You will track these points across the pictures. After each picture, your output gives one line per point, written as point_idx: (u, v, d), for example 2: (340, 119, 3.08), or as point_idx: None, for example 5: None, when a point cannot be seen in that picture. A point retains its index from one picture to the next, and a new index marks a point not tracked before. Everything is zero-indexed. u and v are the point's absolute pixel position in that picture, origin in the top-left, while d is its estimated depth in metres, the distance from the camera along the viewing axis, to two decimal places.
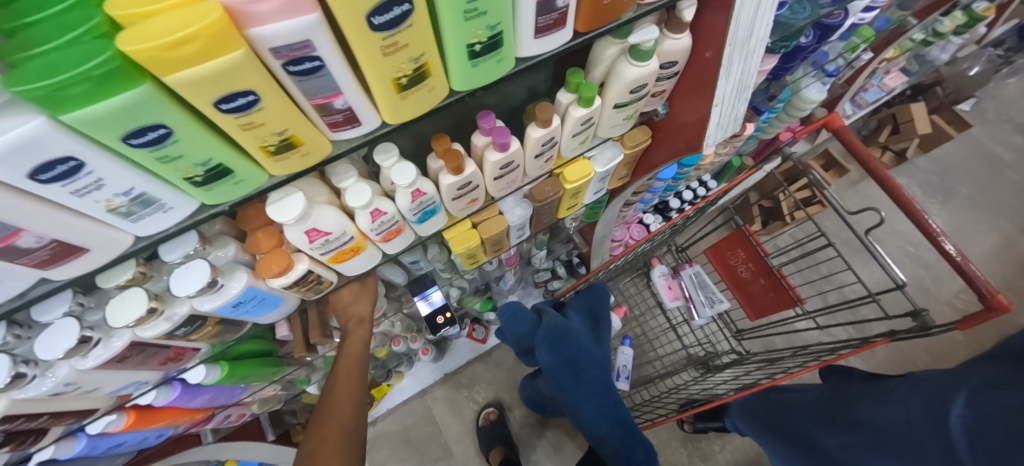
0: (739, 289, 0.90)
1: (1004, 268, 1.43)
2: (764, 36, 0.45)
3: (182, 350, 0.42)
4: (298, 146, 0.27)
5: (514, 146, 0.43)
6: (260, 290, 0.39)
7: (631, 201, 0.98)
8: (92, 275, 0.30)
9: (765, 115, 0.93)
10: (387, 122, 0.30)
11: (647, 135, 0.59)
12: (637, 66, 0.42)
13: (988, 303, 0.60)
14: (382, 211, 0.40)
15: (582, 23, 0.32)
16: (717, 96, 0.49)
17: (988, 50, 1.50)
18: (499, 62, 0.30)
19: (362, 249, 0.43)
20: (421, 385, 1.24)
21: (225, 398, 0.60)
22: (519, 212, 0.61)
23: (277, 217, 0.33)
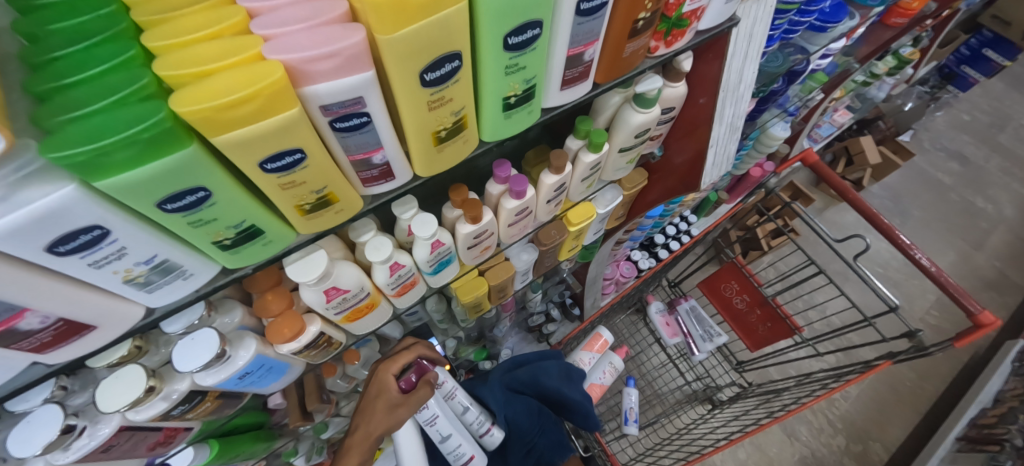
0: (736, 321, 0.91)
1: (963, 283, 1.53)
2: (750, 82, 0.50)
3: (173, 431, 0.38)
4: (333, 203, 0.26)
5: (530, 193, 0.43)
6: (268, 358, 0.36)
7: (622, 239, 1.01)
8: (87, 356, 0.27)
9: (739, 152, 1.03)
10: (419, 176, 0.30)
11: (644, 177, 0.62)
12: (641, 112, 0.44)
13: (972, 319, 0.63)
14: (401, 265, 0.38)
15: (601, 74, 0.34)
16: (712, 137, 0.52)
17: (915, 88, 1.78)
18: (529, 112, 0.31)
19: (375, 305, 0.41)
20: None
21: None
22: (525, 257, 0.61)
23: (297, 277, 0.31)
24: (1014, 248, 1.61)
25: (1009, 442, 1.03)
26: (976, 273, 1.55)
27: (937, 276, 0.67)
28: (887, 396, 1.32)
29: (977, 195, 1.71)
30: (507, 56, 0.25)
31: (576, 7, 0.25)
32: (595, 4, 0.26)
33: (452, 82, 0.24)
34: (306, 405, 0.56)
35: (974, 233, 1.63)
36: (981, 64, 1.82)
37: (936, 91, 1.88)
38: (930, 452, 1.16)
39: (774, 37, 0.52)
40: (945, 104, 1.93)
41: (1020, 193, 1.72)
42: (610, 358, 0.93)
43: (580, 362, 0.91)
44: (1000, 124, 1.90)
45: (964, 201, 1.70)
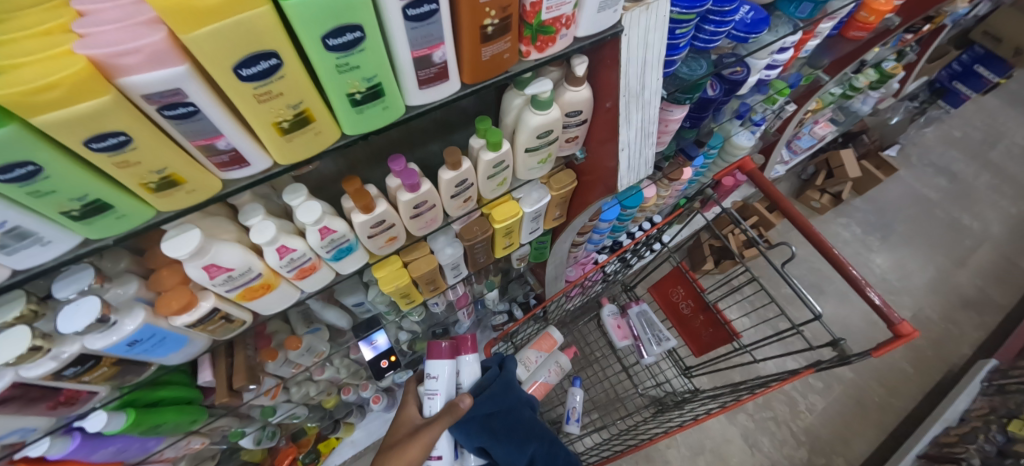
0: (682, 325, 0.92)
1: (942, 300, 1.51)
2: (657, 88, 0.52)
3: (76, 393, 0.41)
4: (181, 183, 0.29)
5: (426, 187, 0.46)
6: (160, 328, 0.39)
7: (579, 241, 1.03)
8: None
9: (700, 160, 1.06)
10: (278, 163, 0.32)
11: (571, 178, 0.65)
12: (538, 114, 0.47)
13: (893, 330, 0.63)
14: (290, 248, 0.41)
15: (469, 75, 0.36)
16: (622, 141, 0.55)
17: (903, 103, 1.77)
18: (385, 109, 0.33)
19: (273, 286, 0.44)
20: (373, 438, 1.17)
21: (137, 450, 0.57)
22: (450, 251, 0.62)
23: (171, 252, 0.34)
24: (998, 266, 1.59)
25: (966, 461, 1.02)
26: (956, 290, 1.53)
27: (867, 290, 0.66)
28: (855, 410, 1.31)
29: (964, 212, 1.69)
30: (334, 56, 0.27)
31: (403, 13, 0.28)
32: (423, 10, 0.28)
33: (277, 78, 0.26)
34: (233, 383, 0.60)
35: (957, 250, 1.61)
36: (973, 81, 1.77)
37: (925, 106, 1.87)
38: None
39: (682, 46, 0.53)
40: (935, 119, 1.91)
41: (1007, 211, 1.70)
42: (557, 357, 0.95)
43: (527, 360, 0.93)
44: (992, 141, 1.88)
45: (949, 217, 1.68)
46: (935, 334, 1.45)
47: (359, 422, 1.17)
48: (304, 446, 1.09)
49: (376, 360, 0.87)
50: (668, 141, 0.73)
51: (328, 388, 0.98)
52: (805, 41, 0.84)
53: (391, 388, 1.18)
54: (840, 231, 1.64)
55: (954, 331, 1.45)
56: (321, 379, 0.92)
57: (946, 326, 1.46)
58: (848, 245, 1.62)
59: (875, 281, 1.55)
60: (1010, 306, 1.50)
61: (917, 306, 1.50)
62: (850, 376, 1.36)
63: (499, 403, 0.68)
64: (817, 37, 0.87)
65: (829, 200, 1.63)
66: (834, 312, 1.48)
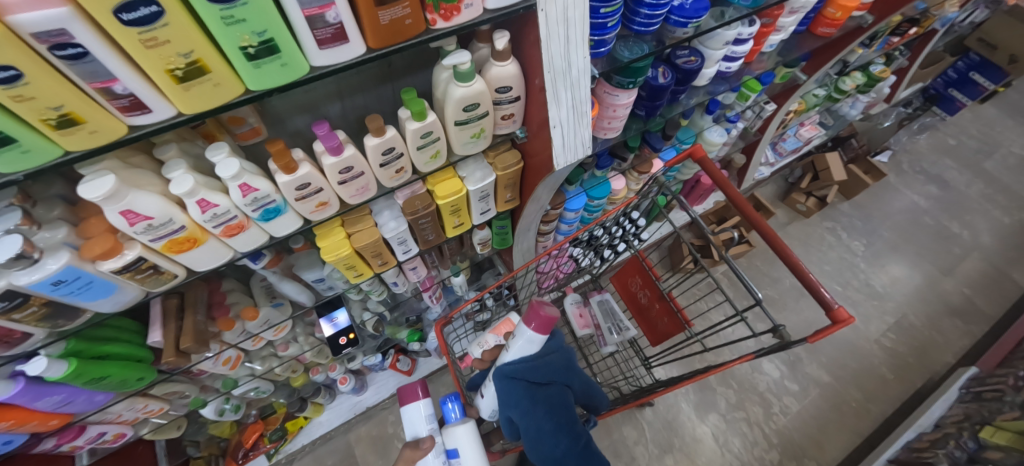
0: (640, 314, 0.92)
1: (927, 308, 1.49)
2: (585, 68, 0.53)
3: (9, 332, 0.44)
4: (81, 122, 0.32)
5: (349, 152, 0.48)
6: (85, 272, 0.42)
7: (545, 231, 1.06)
8: None
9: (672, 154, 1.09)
10: (182, 111, 0.35)
11: (515, 158, 0.67)
12: (462, 86, 0.49)
13: (830, 315, 0.60)
14: (212, 203, 0.43)
15: (373, 40, 0.39)
16: (553, 118, 0.56)
17: (895, 108, 1.76)
18: (284, 65, 0.36)
19: (201, 241, 0.46)
20: (341, 419, 1.20)
21: (85, 403, 0.61)
22: (393, 225, 0.65)
23: (85, 194, 0.36)
24: (987, 276, 1.56)
25: None
26: (942, 299, 1.51)
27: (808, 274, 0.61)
28: (830, 414, 1.30)
29: (954, 221, 1.67)
30: (217, 8, 0.29)
31: None
32: None
33: (161, 24, 0.29)
34: (181, 343, 0.63)
35: (945, 258, 1.58)
36: (969, 88, 1.75)
37: (918, 113, 1.85)
38: None
39: (612, 26, 0.55)
40: (929, 126, 1.89)
41: (1000, 221, 1.67)
42: None
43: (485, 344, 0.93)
44: (988, 150, 1.85)
45: (938, 225, 1.66)
46: (917, 341, 1.43)
47: (328, 403, 1.20)
48: (272, 423, 1.12)
49: (334, 337, 0.89)
50: (619, 128, 0.76)
51: (294, 366, 1.01)
52: (767, 35, 0.85)
53: (362, 371, 1.21)
54: (823, 235, 1.63)
55: (938, 338, 1.43)
56: (285, 356, 0.95)
57: (929, 333, 1.44)
58: (832, 250, 1.61)
59: (859, 286, 1.53)
60: (997, 316, 1.48)
61: (900, 312, 1.48)
62: (826, 379, 1.35)
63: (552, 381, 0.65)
64: (779, 32, 0.88)
65: (814, 203, 1.62)
66: (813, 315, 1.47)
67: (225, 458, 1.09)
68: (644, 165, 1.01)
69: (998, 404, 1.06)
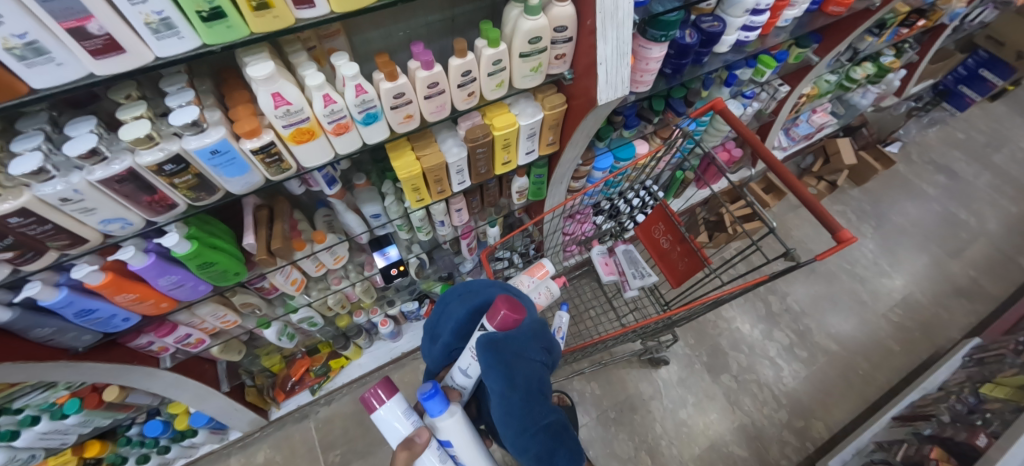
0: (663, 260, 1.00)
1: (933, 287, 1.56)
2: (630, 11, 0.63)
3: (165, 198, 0.55)
4: (271, 7, 0.42)
5: (437, 68, 0.59)
6: (233, 147, 0.52)
7: (574, 188, 1.16)
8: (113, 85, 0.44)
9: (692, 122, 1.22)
10: (335, 10, 0.46)
11: (562, 100, 0.77)
12: (530, 20, 0.59)
13: (836, 236, 0.69)
14: (333, 99, 0.54)
15: None
16: (601, 55, 0.66)
17: (905, 102, 1.84)
18: None
19: (317, 135, 0.57)
20: (378, 362, 1.29)
21: (189, 292, 0.72)
22: (455, 152, 0.75)
23: (252, 74, 0.47)
24: (993, 260, 1.63)
25: (937, 417, 1.07)
26: (949, 279, 1.58)
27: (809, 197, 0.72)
28: (837, 380, 1.37)
29: (961, 208, 1.74)
30: None
31: None
32: None
33: None
34: (271, 245, 0.74)
35: (951, 242, 1.66)
36: (979, 84, 1.81)
37: (928, 108, 1.93)
38: (866, 429, 1.20)
39: None
40: (939, 120, 1.96)
41: (1007, 210, 1.73)
42: (548, 283, 1.04)
43: (521, 282, 1.02)
44: (997, 145, 1.91)
45: (946, 212, 1.73)
46: (923, 317, 1.50)
47: (366, 347, 1.30)
48: (317, 360, 1.23)
49: (387, 268, 0.98)
50: (649, 82, 0.86)
51: (343, 303, 1.11)
52: (782, 9, 0.95)
53: (398, 320, 1.32)
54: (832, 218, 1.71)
55: (943, 315, 1.51)
56: (338, 290, 1.05)
57: (935, 311, 1.52)
58: None
59: (867, 265, 1.61)
60: (1002, 297, 1.55)
61: (907, 290, 1.55)
62: (834, 349, 1.42)
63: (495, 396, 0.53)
64: (793, 7, 0.98)
65: (825, 186, 1.72)
66: (822, 289, 1.53)
67: (274, 389, 1.20)
68: (665, 130, 1.13)
69: (999, 365, 1.13)
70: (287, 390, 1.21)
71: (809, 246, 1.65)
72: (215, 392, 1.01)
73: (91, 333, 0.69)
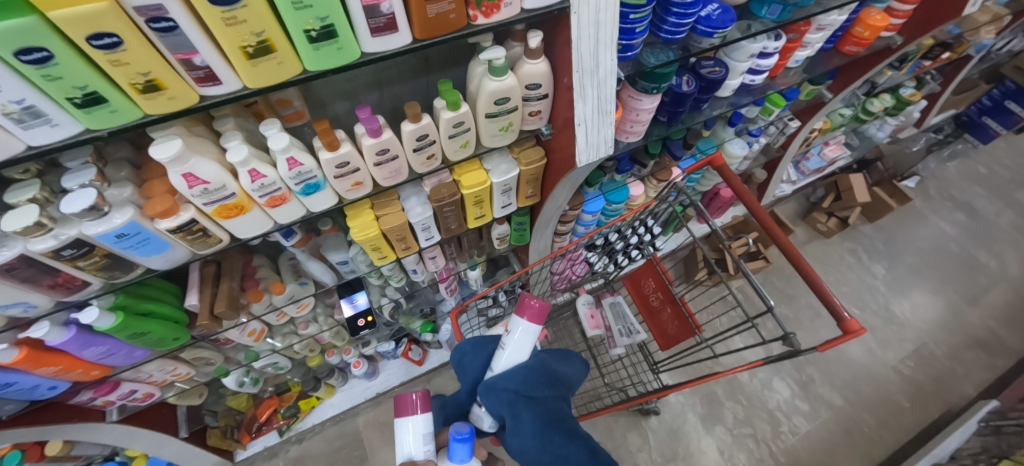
0: (652, 318, 0.93)
1: (948, 337, 1.46)
2: (613, 69, 0.56)
3: (72, 278, 0.48)
4: (162, 88, 0.36)
5: (387, 135, 0.52)
6: (145, 228, 0.46)
7: (562, 231, 1.09)
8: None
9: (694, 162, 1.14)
10: (248, 86, 0.40)
11: (540, 155, 0.70)
12: (495, 80, 0.52)
13: (843, 326, 0.61)
14: (261, 173, 0.47)
15: (419, 31, 0.42)
16: (579, 116, 0.58)
17: (925, 133, 1.75)
18: (340, 49, 0.39)
19: (247, 209, 0.50)
20: (352, 402, 1.23)
21: (123, 358, 0.66)
22: (419, 210, 0.68)
23: (155, 155, 0.40)
24: (1014, 309, 1.52)
25: None
26: (965, 329, 1.48)
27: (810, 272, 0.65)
28: (840, 437, 1.28)
29: (981, 250, 1.63)
30: None
31: None
32: None
33: (241, 6, 0.32)
34: (214, 308, 0.68)
35: (969, 287, 1.56)
36: (1004, 116, 1.69)
37: (948, 140, 1.83)
38: None
39: (641, 32, 0.58)
40: (961, 153, 1.84)
41: None
42: None
43: None
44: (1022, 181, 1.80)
45: (964, 254, 1.63)
46: (937, 370, 1.41)
47: (340, 386, 1.24)
48: (286, 400, 1.17)
49: (354, 318, 0.91)
50: (641, 132, 0.78)
51: (313, 345, 1.05)
52: (792, 51, 0.87)
53: (374, 357, 1.25)
54: (842, 256, 1.62)
55: (958, 368, 1.41)
56: (306, 334, 0.99)
57: (950, 363, 1.42)
58: (851, 271, 1.59)
59: (877, 310, 1.51)
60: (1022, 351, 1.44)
61: (919, 340, 1.46)
62: (839, 402, 1.33)
63: (537, 381, 0.60)
64: (805, 48, 0.90)
65: (835, 223, 1.61)
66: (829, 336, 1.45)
67: (239, 430, 1.14)
68: (664, 172, 1.05)
69: (1018, 439, 1.04)
70: (253, 432, 1.15)
71: None
72: (171, 440, 0.95)
73: (14, 402, 0.63)
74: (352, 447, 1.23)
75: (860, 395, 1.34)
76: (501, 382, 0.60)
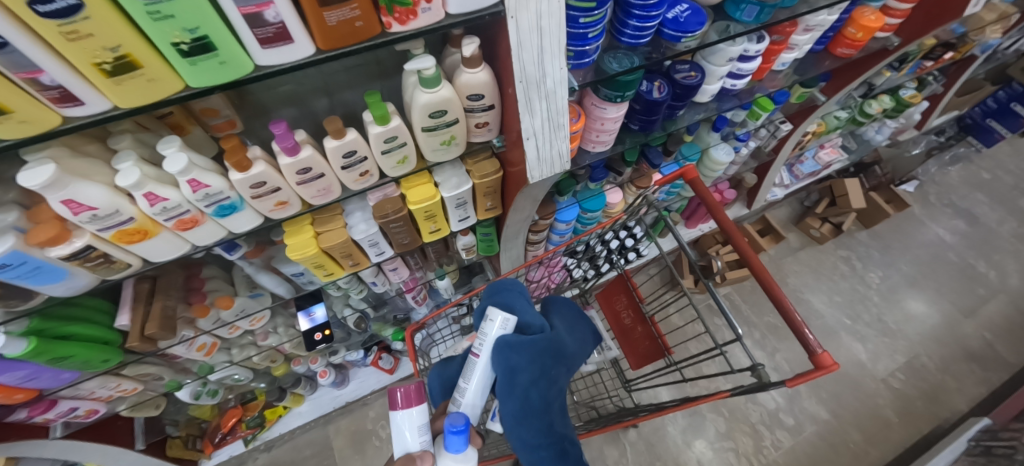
0: (623, 336, 0.89)
1: (941, 349, 1.42)
2: (563, 79, 0.50)
3: None
4: (8, 112, 0.31)
5: (307, 153, 0.47)
6: (32, 257, 0.41)
7: (535, 240, 1.04)
8: None
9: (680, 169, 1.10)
10: (120, 105, 0.35)
11: (495, 168, 0.64)
12: (427, 92, 0.47)
13: (813, 359, 0.57)
14: (160, 196, 0.43)
15: (322, 41, 0.37)
16: (527, 129, 0.53)
17: (927, 136, 1.69)
18: (223, 63, 0.35)
19: (153, 233, 0.46)
20: (321, 411, 1.21)
21: (48, 380, 0.62)
22: (363, 227, 0.64)
23: (24, 182, 0.36)
24: (1010, 321, 1.47)
25: None
26: (959, 342, 1.43)
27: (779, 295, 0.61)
28: (824, 453, 1.25)
29: (980, 259, 1.58)
30: (141, 2, 0.28)
31: None
32: None
33: (82, 18, 0.27)
34: (145, 329, 0.64)
35: (966, 298, 1.51)
36: (1010, 119, 1.60)
37: (950, 143, 1.76)
38: None
39: (597, 36, 0.53)
40: (963, 157, 1.78)
41: None
42: None
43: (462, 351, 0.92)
44: None
45: (961, 263, 1.57)
46: (928, 385, 1.36)
47: (309, 394, 1.21)
48: (251, 410, 1.14)
49: (311, 332, 0.88)
50: (608, 142, 0.73)
51: (276, 356, 1.02)
52: (777, 53, 0.81)
53: (344, 365, 1.22)
54: (835, 264, 1.56)
55: (951, 383, 1.37)
56: (265, 346, 0.96)
57: (942, 378, 1.38)
58: (844, 279, 1.54)
59: (870, 321, 1.46)
60: (1018, 365, 1.40)
61: (912, 352, 1.41)
62: (825, 417, 1.29)
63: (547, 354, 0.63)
64: (792, 50, 0.84)
65: (828, 229, 1.56)
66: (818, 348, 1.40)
67: (203, 440, 1.11)
68: (642, 180, 0.99)
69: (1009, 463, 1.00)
70: (217, 441, 1.12)
71: (805, 295, 1.51)
72: (128, 454, 0.92)
73: None
74: (321, 455, 1.21)
75: (847, 410, 1.30)
76: (518, 346, 0.59)
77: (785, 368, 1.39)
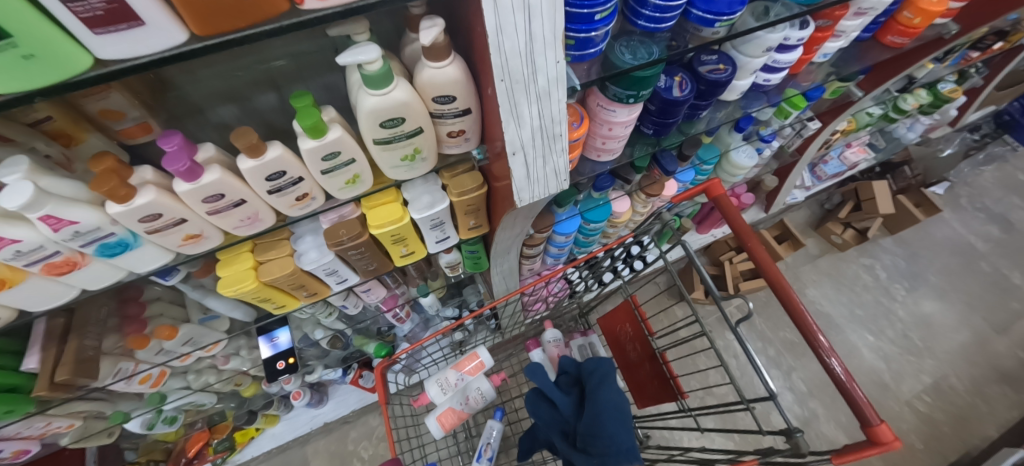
0: (628, 369, 0.78)
1: (973, 370, 1.30)
2: (561, 77, 0.38)
3: None
4: None
5: (214, 176, 0.35)
6: None
7: (529, 253, 0.92)
8: None
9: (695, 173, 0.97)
10: None
11: (476, 183, 0.52)
12: (374, 95, 0.35)
13: (866, 430, 0.46)
14: (8, 240, 0.32)
15: (196, 24, 0.25)
16: (512, 142, 0.41)
17: (961, 133, 1.54)
18: (29, 58, 0.23)
19: (14, 281, 0.35)
20: (296, 433, 1.11)
21: None
22: (314, 256, 0.52)
23: None
24: None
25: None
26: (990, 361, 1.32)
27: (826, 350, 0.51)
28: None
29: (1015, 270, 1.45)
30: None
31: None
32: None
33: None
34: (55, 376, 0.53)
35: (998, 313, 1.38)
36: None
37: (985, 141, 1.62)
38: None
39: (608, 17, 0.40)
40: (998, 157, 1.64)
41: None
42: (480, 383, 0.83)
43: (445, 381, 0.82)
44: None
45: (995, 274, 1.45)
46: (956, 408, 1.25)
47: (284, 414, 1.12)
48: (219, 432, 1.07)
49: (272, 360, 0.77)
50: (616, 150, 0.61)
51: (241, 379, 0.92)
52: (821, 42, 0.67)
53: (322, 383, 1.13)
54: (858, 274, 1.44)
55: (982, 408, 1.26)
56: (226, 370, 0.86)
57: (973, 401, 1.26)
58: (866, 291, 1.42)
59: (894, 337, 1.35)
60: None
61: (938, 372, 1.29)
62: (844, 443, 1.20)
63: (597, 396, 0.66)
64: (837, 38, 0.70)
65: (851, 236, 1.43)
66: None
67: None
68: (653, 187, 0.86)
69: None
70: None
71: (824, 308, 1.39)
72: None
73: None
74: None
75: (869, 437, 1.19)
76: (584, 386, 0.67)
77: (801, 388, 1.28)
